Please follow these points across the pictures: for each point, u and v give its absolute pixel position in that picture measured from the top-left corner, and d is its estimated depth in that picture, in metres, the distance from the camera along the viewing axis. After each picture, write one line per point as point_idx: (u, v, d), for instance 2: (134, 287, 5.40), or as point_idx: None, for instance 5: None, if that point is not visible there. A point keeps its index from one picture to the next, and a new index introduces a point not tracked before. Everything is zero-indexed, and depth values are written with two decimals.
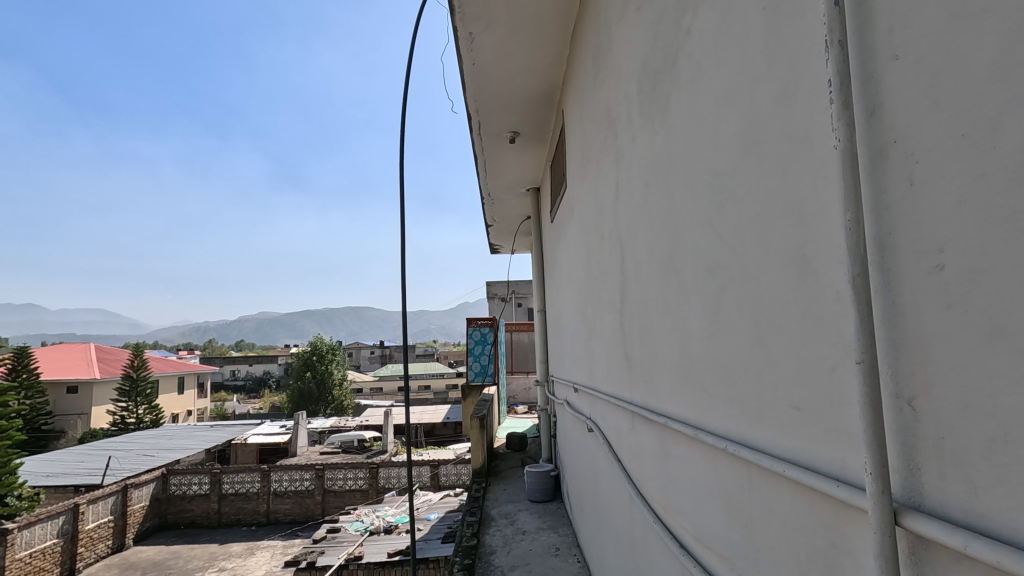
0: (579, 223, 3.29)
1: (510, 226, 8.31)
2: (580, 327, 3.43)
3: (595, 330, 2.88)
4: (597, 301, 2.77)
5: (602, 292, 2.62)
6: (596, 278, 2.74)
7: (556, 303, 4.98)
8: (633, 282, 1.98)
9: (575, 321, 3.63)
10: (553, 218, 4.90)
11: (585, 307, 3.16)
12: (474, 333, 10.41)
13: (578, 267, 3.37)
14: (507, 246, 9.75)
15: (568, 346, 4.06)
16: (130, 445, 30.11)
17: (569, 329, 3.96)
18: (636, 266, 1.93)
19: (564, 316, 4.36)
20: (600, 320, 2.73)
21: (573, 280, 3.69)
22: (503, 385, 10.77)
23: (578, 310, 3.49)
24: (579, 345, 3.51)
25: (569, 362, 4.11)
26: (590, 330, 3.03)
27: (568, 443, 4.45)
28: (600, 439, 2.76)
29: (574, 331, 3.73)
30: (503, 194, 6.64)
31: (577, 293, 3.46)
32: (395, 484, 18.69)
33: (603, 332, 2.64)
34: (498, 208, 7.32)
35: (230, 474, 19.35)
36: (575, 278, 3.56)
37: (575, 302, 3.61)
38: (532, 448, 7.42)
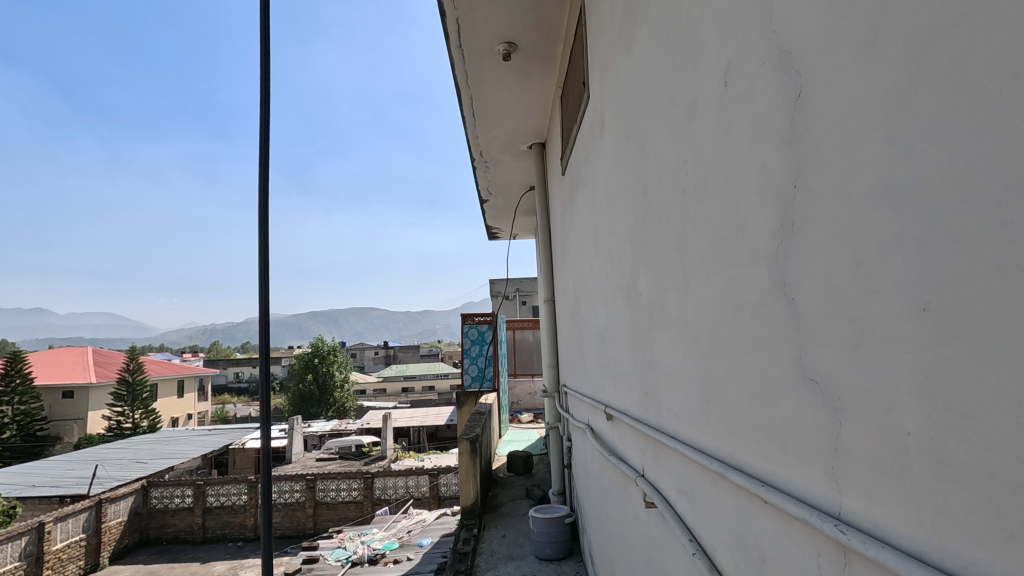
0: (615, 143, 1.96)
1: (508, 202, 6.92)
2: (616, 319, 2.09)
3: (654, 321, 1.54)
4: (661, 262, 1.45)
5: (677, 241, 1.30)
6: (661, 217, 1.42)
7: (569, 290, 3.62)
8: (841, 165, 0.67)
9: (605, 308, 2.27)
10: (565, 167, 3.55)
11: (629, 283, 1.82)
12: (471, 331, 9.13)
13: (611, 219, 2.07)
14: (506, 229, 8.37)
15: (593, 351, 2.69)
16: (120, 453, 28.90)
17: (595, 324, 2.59)
18: (877, 101, 0.61)
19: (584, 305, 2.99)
20: (668, 301, 1.41)
21: (600, 246, 2.35)
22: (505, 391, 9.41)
23: (611, 288, 2.14)
24: (613, 347, 2.16)
25: (592, 375, 2.74)
26: (642, 323, 1.68)
27: (591, 489, 3.06)
28: (676, 532, 1.39)
29: (603, 326, 2.36)
30: (499, 154, 5.28)
31: (610, 262, 2.12)
32: (392, 494, 17.37)
33: (681, 321, 1.31)
34: (493, 177, 5.94)
35: (215, 486, 18.05)
36: (606, 241, 2.21)
37: (605, 278, 2.27)
38: (540, 473, 6.03)
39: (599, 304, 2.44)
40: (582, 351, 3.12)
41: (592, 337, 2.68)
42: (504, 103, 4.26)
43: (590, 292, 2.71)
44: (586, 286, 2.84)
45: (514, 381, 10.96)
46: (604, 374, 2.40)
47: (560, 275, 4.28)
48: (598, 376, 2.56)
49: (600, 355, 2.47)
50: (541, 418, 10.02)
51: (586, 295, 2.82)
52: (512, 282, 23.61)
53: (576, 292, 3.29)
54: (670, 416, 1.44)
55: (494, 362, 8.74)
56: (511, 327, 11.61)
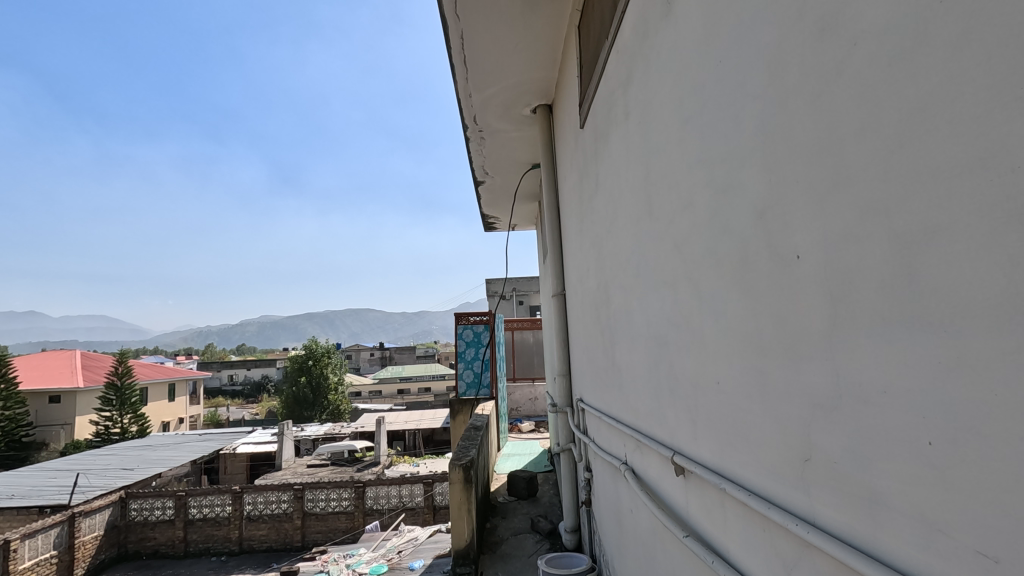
0: (703, 11, 1.14)
1: (507, 184, 6.06)
2: (697, 314, 1.26)
3: (843, 311, 0.73)
4: (889, 177, 0.63)
5: (1003, 99, 0.49)
6: (902, 67, 0.60)
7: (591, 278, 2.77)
8: None
9: (670, 295, 1.44)
10: (584, 116, 2.70)
11: (746, 245, 0.99)
12: (466, 332, 8.24)
13: (690, 146, 1.25)
14: (504, 218, 7.51)
15: (638, 362, 1.85)
16: (104, 461, 27.84)
17: (643, 323, 1.76)
18: None
19: (617, 297, 2.15)
20: (923, 262, 0.59)
21: (657, 201, 1.53)
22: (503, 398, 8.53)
23: (686, 263, 1.31)
24: (688, 359, 1.33)
25: (636, 396, 1.90)
26: (787, 316, 0.87)
27: (627, 552, 2.21)
28: None
29: (662, 324, 1.54)
30: (496, 121, 4.41)
31: (686, 218, 1.29)
32: (384, 504, 16.51)
33: (1003, 307, 0.50)
34: (489, 152, 5.07)
35: (198, 497, 17.06)
36: (672, 188, 1.39)
37: (668, 249, 1.45)
38: (546, 497, 5.18)
39: (653, 291, 1.61)
40: (614, 359, 2.28)
41: (638, 340, 1.84)
42: (504, 46, 3.41)
43: (632, 275, 1.87)
44: (624, 268, 2.00)
45: (513, 386, 10.11)
46: (663, 399, 1.57)
47: (575, 259, 3.42)
48: (648, 400, 1.72)
49: (654, 370, 1.64)
50: (542, 426, 9.18)
51: (625, 280, 1.98)
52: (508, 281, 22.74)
53: (603, 280, 2.45)
54: (913, 529, 0.63)
55: (491, 367, 7.90)
56: (509, 328, 10.76)
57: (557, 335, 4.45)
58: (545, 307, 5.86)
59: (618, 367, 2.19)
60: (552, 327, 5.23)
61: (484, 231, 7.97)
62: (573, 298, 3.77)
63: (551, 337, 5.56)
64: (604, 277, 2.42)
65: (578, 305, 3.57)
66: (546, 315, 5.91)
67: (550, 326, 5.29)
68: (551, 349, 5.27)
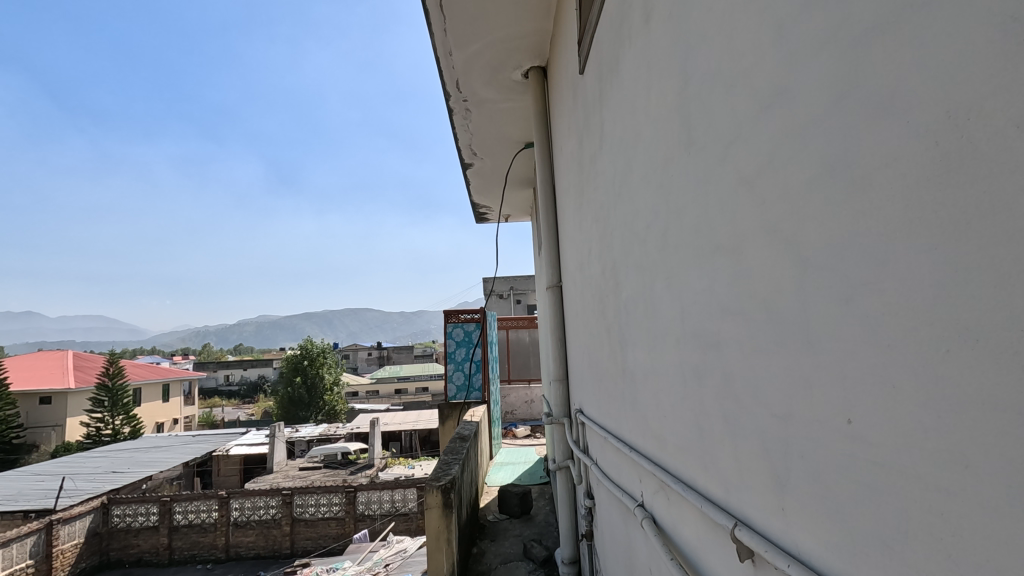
0: None
1: (497, 168, 5.50)
2: (790, 293, 0.73)
3: None
4: None
5: None
6: None
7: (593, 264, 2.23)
8: None
9: (728, 271, 0.90)
10: (584, 59, 2.15)
11: (961, 136, 0.46)
12: (455, 331, 7.55)
13: (777, 6, 0.73)
14: (496, 208, 6.94)
15: (662, 372, 1.31)
16: (91, 463, 27.18)
17: (671, 315, 1.22)
18: None
19: (630, 284, 1.61)
20: None
21: (702, 127, 0.99)
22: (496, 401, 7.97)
23: (763, 217, 0.78)
24: (761, 373, 0.81)
25: (657, 419, 1.36)
26: None
27: None
28: None
29: (707, 317, 1.00)
30: (483, 89, 3.86)
31: (768, 136, 0.76)
32: (377, 509, 15.92)
33: None
34: (475, 128, 4.51)
35: (182, 502, 16.44)
36: (735, 102, 0.86)
37: (726, 195, 0.90)
38: (540, 516, 4.65)
39: (691, 269, 1.08)
40: (624, 368, 1.74)
41: (661, 344, 1.30)
42: None
43: (653, 249, 1.34)
44: (640, 241, 1.46)
45: (508, 388, 9.56)
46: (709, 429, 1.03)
47: (573, 244, 2.86)
48: (679, 429, 1.19)
49: (690, 384, 1.11)
50: (538, 431, 8.64)
51: (642, 259, 1.44)
52: (505, 280, 22.10)
53: (608, 264, 1.91)
54: None
55: (483, 369, 7.34)
56: (503, 326, 10.18)
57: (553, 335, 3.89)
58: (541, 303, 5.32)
59: (631, 378, 1.65)
60: (547, 329, 4.69)
61: (476, 223, 7.42)
62: (569, 293, 3.22)
63: (546, 337, 5.03)
64: (610, 261, 1.87)
65: (574, 300, 3.01)
66: (542, 313, 5.35)
67: (546, 324, 4.75)
68: (547, 354, 4.73)
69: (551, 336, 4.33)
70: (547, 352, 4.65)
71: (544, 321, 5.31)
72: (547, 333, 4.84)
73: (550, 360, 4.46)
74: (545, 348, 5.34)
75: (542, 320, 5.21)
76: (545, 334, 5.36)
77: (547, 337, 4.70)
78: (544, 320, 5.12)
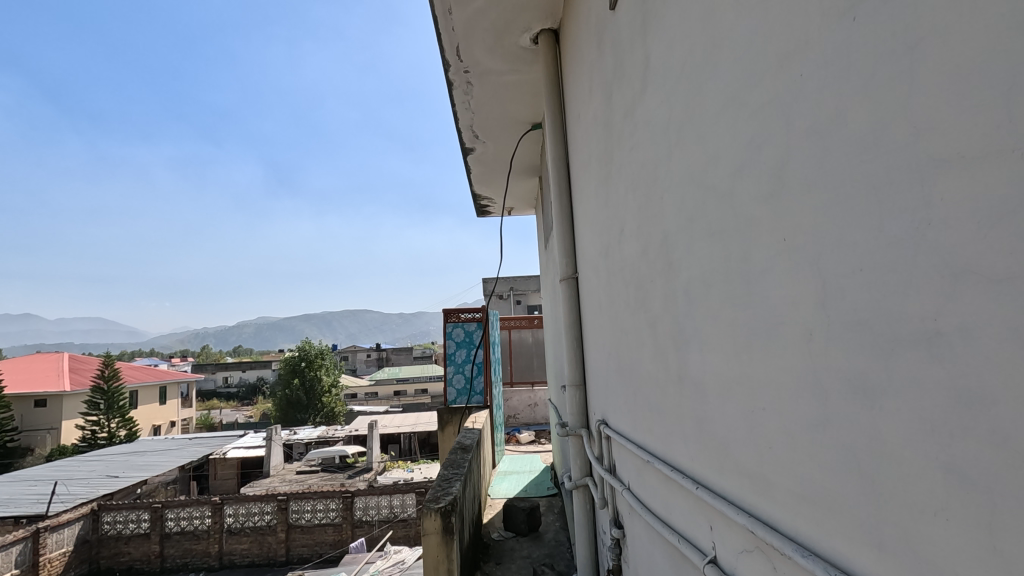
0: None
1: (500, 154, 5.08)
2: None
3: None
4: None
5: None
6: None
7: (626, 246, 1.81)
8: None
9: (971, 203, 0.50)
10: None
11: None
12: (455, 331, 7.10)
13: None
14: (498, 200, 6.52)
15: (762, 382, 0.90)
16: (85, 468, 26.69)
17: (786, 296, 0.81)
18: None
19: (693, 262, 1.19)
20: None
21: None
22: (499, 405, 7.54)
23: None
24: None
25: (752, 448, 0.95)
26: None
27: None
28: None
29: (896, 292, 0.60)
30: (487, 59, 3.45)
31: None
32: (375, 515, 15.46)
33: None
34: (478, 106, 4.09)
35: (175, 509, 15.98)
36: None
37: (966, 69, 0.50)
38: (549, 534, 4.23)
39: (848, 218, 0.67)
40: (679, 374, 1.32)
41: (759, 341, 0.89)
42: None
43: (745, 203, 0.93)
44: (716, 199, 1.06)
45: (510, 391, 9.14)
46: (887, 480, 0.63)
47: (594, 227, 2.44)
48: (805, 468, 0.78)
49: (836, 402, 0.70)
50: (543, 436, 8.22)
51: (721, 222, 1.03)
52: (506, 280, 21.65)
53: (652, 241, 1.50)
54: None
55: (485, 371, 6.91)
56: (505, 326, 9.75)
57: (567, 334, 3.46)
58: (550, 299, 4.90)
59: (692, 388, 1.24)
60: (558, 327, 4.27)
61: (476, 216, 7.01)
62: (587, 286, 2.79)
63: (556, 337, 4.61)
64: (656, 238, 1.46)
65: (594, 293, 2.58)
66: (551, 311, 4.93)
67: (557, 322, 4.33)
68: (558, 355, 4.30)
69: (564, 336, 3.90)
70: (559, 352, 4.23)
71: (552, 318, 4.89)
72: (558, 332, 4.42)
73: (562, 362, 4.03)
74: (554, 349, 4.92)
75: (551, 316, 4.78)
76: (553, 333, 4.94)
77: (558, 336, 4.27)
78: (554, 318, 4.70)
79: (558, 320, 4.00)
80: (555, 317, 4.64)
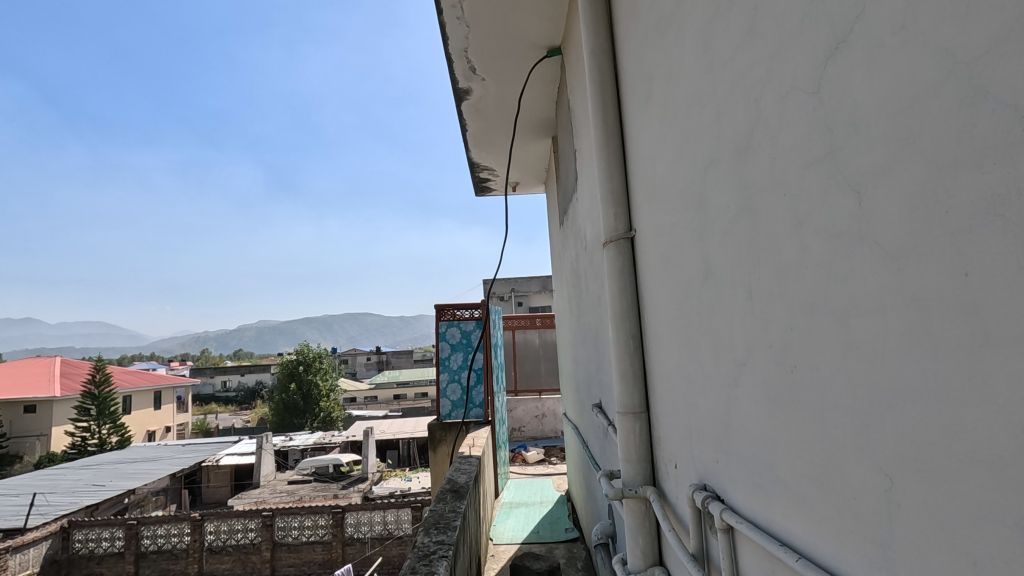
0: None
1: (504, 102, 3.96)
2: None
3: None
4: None
5: None
6: None
7: (865, 82, 0.69)
8: None
9: None
10: None
11: None
12: (449, 333, 5.93)
13: None
14: (501, 172, 5.39)
15: None
16: (67, 478, 25.55)
17: None
18: None
19: None
20: None
21: None
22: (503, 420, 6.34)
23: None
24: None
25: None
26: None
27: None
28: None
29: None
30: None
31: None
32: (367, 532, 14.29)
33: None
34: (476, 20, 3.00)
35: (151, 526, 14.81)
36: None
37: None
38: None
39: None
40: None
41: None
42: None
43: None
44: None
45: (515, 401, 8.00)
46: None
47: (685, 126, 1.30)
48: None
49: None
50: (553, 453, 7.07)
51: None
52: (505, 280, 20.43)
53: None
54: None
55: (485, 380, 5.75)
56: (508, 327, 8.60)
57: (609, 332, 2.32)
58: (572, 290, 3.77)
59: None
60: (587, 323, 3.13)
61: (474, 194, 5.91)
62: (654, 249, 1.66)
63: (581, 339, 3.47)
64: None
65: (675, 251, 1.43)
66: (573, 304, 3.79)
67: (585, 315, 3.19)
68: (588, 365, 3.13)
69: (598, 337, 2.76)
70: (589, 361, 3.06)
71: (574, 312, 3.77)
72: (585, 331, 3.29)
73: (596, 374, 2.88)
74: (576, 355, 3.76)
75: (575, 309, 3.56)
76: (576, 332, 3.79)
77: (587, 337, 3.13)
78: (577, 313, 3.56)
79: (592, 312, 2.86)
80: (579, 313, 3.49)
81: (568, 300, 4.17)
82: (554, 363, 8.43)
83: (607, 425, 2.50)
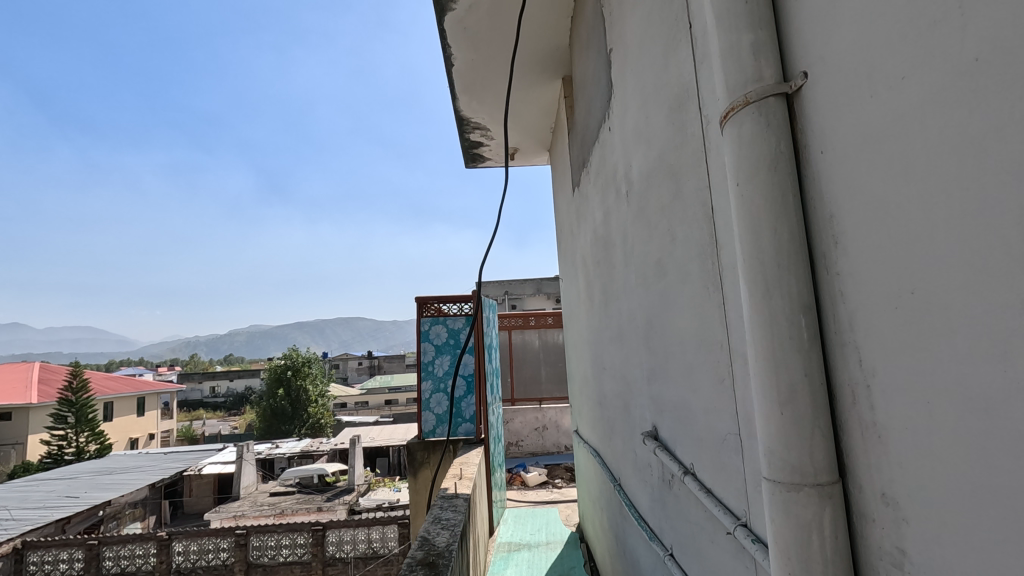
0: None
1: (502, 17, 2.98)
2: None
3: None
4: None
5: None
6: None
7: None
8: None
9: None
10: None
11: None
12: (433, 332, 4.87)
13: None
14: (496, 131, 4.39)
15: None
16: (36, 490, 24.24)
17: None
18: None
19: None
20: None
21: None
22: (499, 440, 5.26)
23: None
24: None
25: None
26: None
27: None
28: None
29: None
30: None
31: None
32: (351, 551, 13.12)
33: None
34: None
35: (114, 546, 13.62)
36: None
37: None
38: None
39: None
40: None
41: None
42: None
43: None
44: None
45: (511, 411, 6.98)
46: None
47: None
48: None
49: None
50: (557, 473, 6.05)
51: None
52: (498, 282, 19.33)
53: None
54: None
55: (477, 390, 4.72)
56: (504, 327, 7.57)
57: (702, 314, 1.30)
58: (597, 267, 2.74)
59: None
60: (629, 310, 2.10)
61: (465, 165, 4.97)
62: (906, 67, 0.63)
63: (614, 338, 2.43)
64: None
65: None
66: (598, 286, 2.77)
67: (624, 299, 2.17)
68: (632, 373, 2.11)
69: (657, 330, 1.73)
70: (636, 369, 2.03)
71: (600, 300, 2.74)
72: (621, 324, 2.26)
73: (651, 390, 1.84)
74: (604, 360, 2.71)
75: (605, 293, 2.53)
76: (601, 329, 2.75)
77: (630, 333, 2.11)
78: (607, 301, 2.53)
79: (645, 290, 1.82)
80: (610, 300, 2.47)
81: (587, 284, 3.14)
82: (555, 368, 7.40)
83: (685, 478, 1.48)
